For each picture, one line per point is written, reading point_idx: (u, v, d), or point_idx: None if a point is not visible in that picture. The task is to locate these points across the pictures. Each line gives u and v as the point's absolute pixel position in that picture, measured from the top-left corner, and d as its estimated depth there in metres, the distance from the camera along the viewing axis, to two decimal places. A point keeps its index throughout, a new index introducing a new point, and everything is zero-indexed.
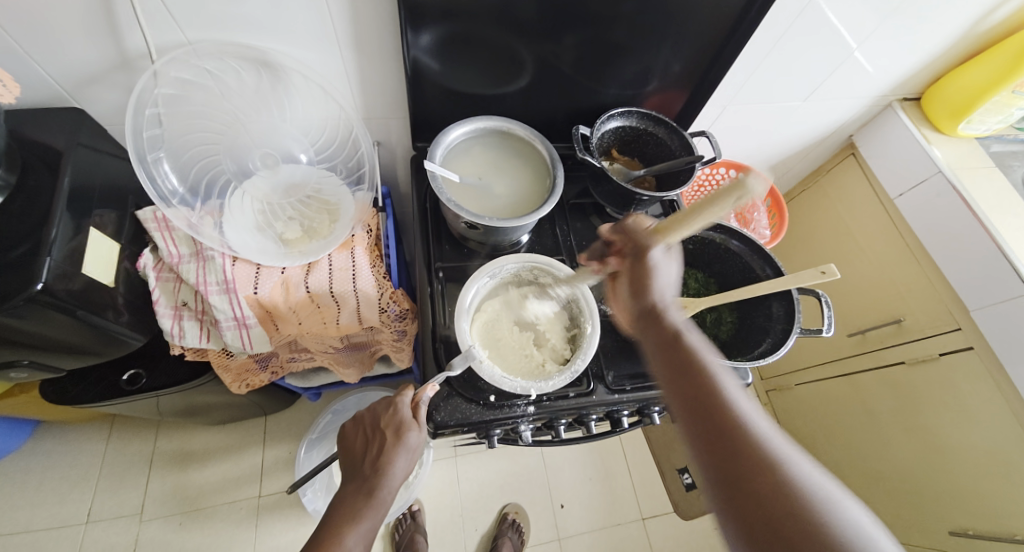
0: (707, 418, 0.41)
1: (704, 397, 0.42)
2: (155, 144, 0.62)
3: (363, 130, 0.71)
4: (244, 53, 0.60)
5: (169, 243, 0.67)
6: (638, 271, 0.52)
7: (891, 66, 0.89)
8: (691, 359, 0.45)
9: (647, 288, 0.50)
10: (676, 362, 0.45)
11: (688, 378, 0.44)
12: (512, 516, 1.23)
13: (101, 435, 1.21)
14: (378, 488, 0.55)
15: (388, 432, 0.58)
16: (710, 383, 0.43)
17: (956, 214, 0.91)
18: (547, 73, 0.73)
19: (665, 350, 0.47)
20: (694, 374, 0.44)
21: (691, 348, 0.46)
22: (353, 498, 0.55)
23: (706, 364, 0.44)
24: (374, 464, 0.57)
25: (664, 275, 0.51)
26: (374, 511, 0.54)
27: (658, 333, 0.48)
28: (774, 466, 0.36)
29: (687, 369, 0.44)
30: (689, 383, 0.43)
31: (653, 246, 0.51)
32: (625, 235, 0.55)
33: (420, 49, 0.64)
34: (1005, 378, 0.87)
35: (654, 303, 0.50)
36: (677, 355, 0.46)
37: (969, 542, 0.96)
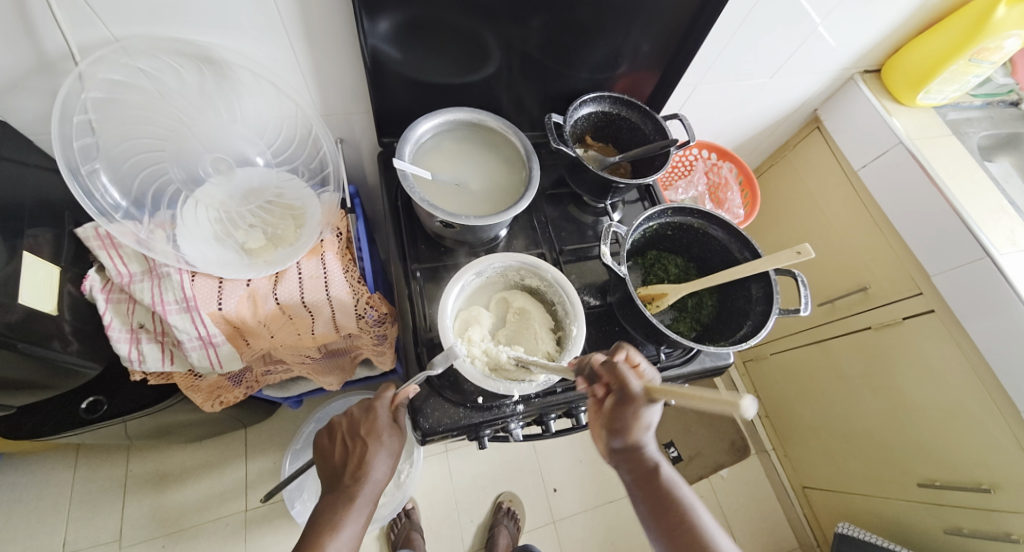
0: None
1: (684, 542, 0.46)
2: (88, 154, 0.56)
3: (323, 127, 0.67)
4: (182, 50, 0.55)
5: (117, 261, 0.62)
6: (623, 417, 0.49)
7: (852, 39, 0.89)
8: (670, 499, 0.49)
9: (630, 432, 0.49)
10: (659, 505, 0.49)
11: (666, 517, 0.48)
12: (506, 504, 1.24)
13: (67, 464, 1.14)
14: (360, 493, 0.53)
15: (367, 437, 0.56)
16: (688, 525, 0.47)
17: (918, 183, 0.94)
18: (515, 59, 0.70)
19: (644, 492, 0.50)
20: (670, 515, 0.48)
21: (671, 487, 0.49)
22: (334, 505, 0.52)
23: (686, 501, 0.49)
24: (355, 470, 0.54)
25: (646, 418, 0.49)
26: (356, 517, 0.52)
27: (637, 470, 0.51)
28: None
29: (666, 509, 0.48)
30: (675, 528, 0.47)
31: (639, 393, 0.47)
32: (613, 375, 0.48)
33: (379, 38, 0.59)
34: (964, 337, 0.92)
35: (637, 442, 0.50)
36: (657, 495, 0.49)
37: (936, 491, 1.02)
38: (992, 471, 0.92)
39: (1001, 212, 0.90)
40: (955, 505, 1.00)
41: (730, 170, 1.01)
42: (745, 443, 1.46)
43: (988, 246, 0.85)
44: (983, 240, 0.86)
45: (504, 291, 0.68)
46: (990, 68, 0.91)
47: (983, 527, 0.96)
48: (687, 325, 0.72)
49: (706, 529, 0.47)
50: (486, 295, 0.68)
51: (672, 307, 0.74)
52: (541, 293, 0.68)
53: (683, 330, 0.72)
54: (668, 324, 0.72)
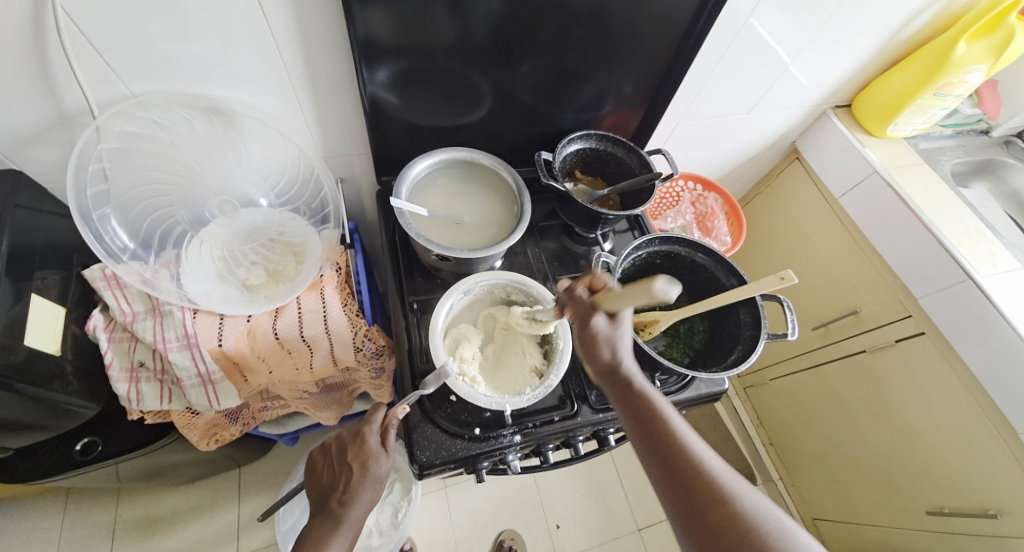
0: (668, 466, 0.46)
1: (668, 451, 0.46)
2: (100, 201, 0.59)
3: (324, 169, 0.70)
4: (194, 102, 0.59)
5: (121, 301, 0.63)
6: (585, 335, 0.52)
7: (821, 77, 0.95)
8: (653, 414, 0.49)
9: (602, 352, 0.51)
10: (641, 419, 0.49)
11: (648, 431, 0.48)
12: (508, 543, 1.20)
13: (54, 510, 1.11)
14: (347, 516, 0.53)
15: (355, 462, 0.56)
16: (673, 436, 0.47)
17: (896, 209, 0.98)
18: (505, 102, 0.74)
19: (627, 409, 0.50)
20: (653, 427, 0.48)
21: (647, 398, 0.50)
22: (320, 528, 0.52)
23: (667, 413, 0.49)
24: (342, 495, 0.54)
25: (610, 337, 0.52)
26: (342, 539, 0.52)
27: (620, 389, 0.52)
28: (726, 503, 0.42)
29: (642, 417, 0.49)
30: (650, 435, 0.48)
31: (596, 314, 0.51)
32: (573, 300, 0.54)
33: (377, 85, 0.64)
34: (956, 358, 0.93)
35: (608, 361, 0.52)
36: (640, 411, 0.49)
37: (944, 519, 1.01)
38: (998, 496, 0.91)
39: (978, 235, 0.93)
40: (964, 533, 0.98)
41: (715, 201, 1.04)
42: (749, 472, 1.44)
43: (969, 268, 0.88)
44: (963, 262, 0.88)
45: (491, 308, 0.69)
46: (954, 100, 0.97)
47: None
48: (679, 351, 0.74)
49: (687, 444, 0.47)
50: (473, 312, 0.69)
51: (664, 333, 0.75)
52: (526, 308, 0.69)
53: (676, 356, 0.73)
54: (661, 350, 0.74)
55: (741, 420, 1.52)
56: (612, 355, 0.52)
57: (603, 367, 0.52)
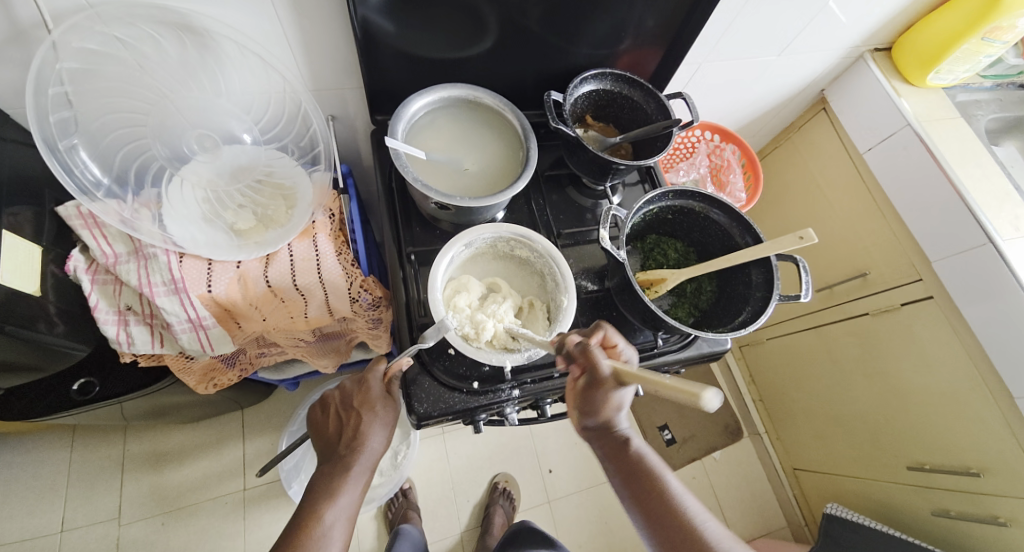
0: (664, 527, 0.45)
1: (654, 505, 0.46)
2: (66, 129, 0.54)
3: (313, 104, 0.64)
4: (161, 18, 0.52)
5: (101, 241, 0.60)
6: (593, 401, 0.45)
7: (863, 16, 0.86)
8: (641, 468, 0.48)
9: (604, 414, 0.46)
10: (629, 472, 0.48)
11: (650, 505, 0.46)
12: (502, 485, 1.25)
13: (64, 443, 1.15)
14: (356, 462, 0.53)
15: (362, 409, 0.56)
16: (659, 490, 0.47)
17: (922, 165, 0.92)
18: (512, 33, 0.67)
19: (615, 462, 0.49)
20: (653, 495, 0.47)
21: (642, 457, 0.48)
22: (329, 475, 0.52)
23: (656, 468, 0.48)
24: (350, 441, 0.54)
25: (619, 401, 0.45)
26: (353, 485, 0.52)
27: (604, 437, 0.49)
28: None
29: (638, 476, 0.47)
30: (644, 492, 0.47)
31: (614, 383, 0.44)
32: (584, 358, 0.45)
33: (370, 8, 0.56)
34: (962, 324, 0.91)
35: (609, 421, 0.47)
36: (626, 463, 0.48)
37: (925, 474, 1.04)
38: (984, 456, 0.93)
39: (1005, 197, 0.88)
40: (943, 488, 1.01)
41: (733, 152, 0.99)
42: (738, 425, 1.48)
43: (992, 232, 0.84)
44: (986, 225, 0.84)
45: (493, 262, 0.67)
46: (1003, 47, 0.88)
47: (970, 510, 0.98)
48: (685, 311, 0.71)
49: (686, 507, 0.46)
50: (475, 265, 0.67)
51: (670, 292, 0.73)
52: (530, 264, 0.66)
53: (681, 315, 0.71)
54: (666, 310, 0.71)
55: (734, 377, 1.54)
56: (611, 416, 0.47)
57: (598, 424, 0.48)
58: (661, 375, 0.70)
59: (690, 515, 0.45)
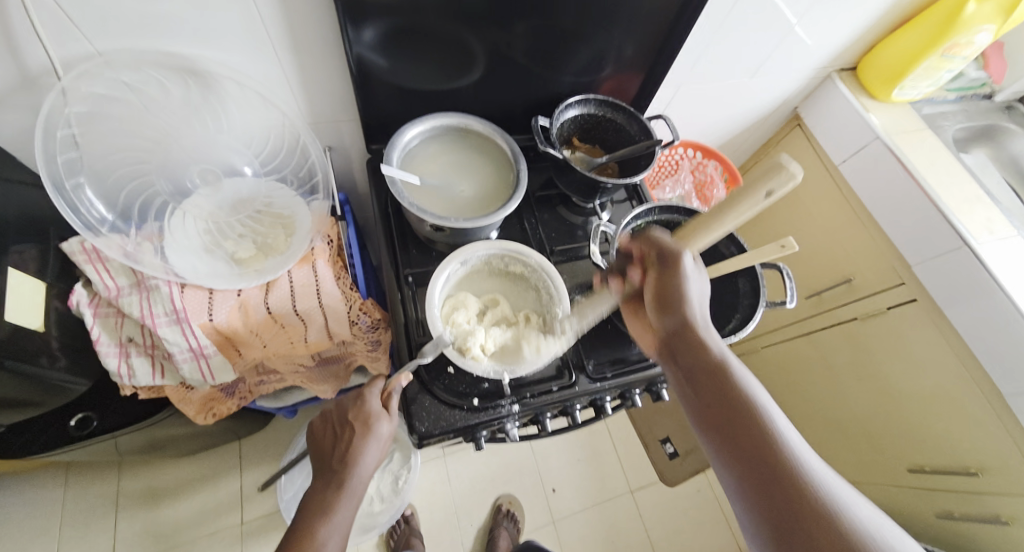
0: (742, 439, 0.42)
1: (736, 417, 0.43)
2: (73, 169, 0.56)
3: (311, 137, 0.67)
4: (167, 62, 0.55)
5: (103, 275, 0.61)
6: (665, 277, 0.52)
7: (828, 38, 0.92)
8: (733, 391, 0.45)
9: (676, 299, 0.51)
10: (712, 387, 0.46)
11: (735, 417, 0.43)
12: (506, 506, 1.24)
13: (57, 483, 1.12)
14: (350, 478, 0.53)
15: (356, 423, 0.56)
16: (748, 405, 0.43)
17: (895, 175, 0.97)
18: (499, 65, 0.70)
19: (696, 376, 0.48)
20: (737, 410, 0.43)
21: (730, 374, 0.47)
22: (323, 492, 0.52)
23: (748, 388, 0.45)
24: (343, 456, 0.54)
25: (693, 285, 0.51)
26: (347, 502, 0.52)
27: (688, 357, 0.50)
28: (808, 488, 0.37)
29: (720, 389, 0.46)
30: (727, 403, 0.44)
31: (681, 253, 0.51)
32: (648, 243, 0.55)
33: (364, 46, 0.60)
34: (946, 325, 0.94)
35: (688, 320, 0.51)
36: (714, 386, 0.46)
37: (926, 476, 1.05)
38: (980, 456, 0.94)
39: (975, 201, 0.92)
40: (946, 489, 1.02)
41: (714, 168, 1.02)
42: None
43: (966, 235, 0.87)
44: (960, 229, 0.88)
45: (491, 278, 0.69)
46: (962, 63, 0.94)
47: (973, 510, 0.98)
48: None
49: (776, 427, 0.42)
50: (473, 283, 0.69)
51: None
52: (525, 279, 0.68)
53: None
54: None
55: None
56: (689, 309, 0.51)
57: (676, 327, 0.51)
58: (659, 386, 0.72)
59: (783, 442, 0.40)
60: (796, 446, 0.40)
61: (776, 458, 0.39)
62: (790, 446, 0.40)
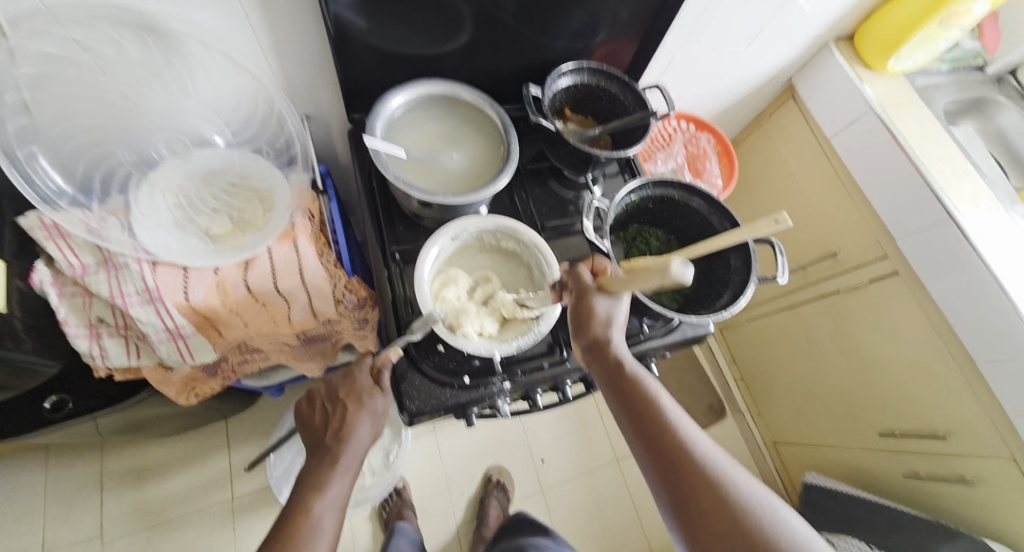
0: (655, 445, 0.46)
1: (647, 423, 0.48)
2: (25, 137, 0.51)
3: (285, 104, 0.62)
4: (122, 18, 0.50)
5: (66, 252, 0.57)
6: (582, 312, 0.53)
7: (828, 4, 0.89)
8: (652, 412, 0.48)
9: (592, 325, 0.53)
10: (626, 398, 0.50)
11: (645, 426, 0.48)
12: (496, 477, 1.26)
13: (38, 464, 1.10)
14: (344, 454, 0.52)
15: (348, 400, 0.56)
16: (654, 412, 0.48)
17: (886, 148, 0.96)
18: (489, 28, 0.66)
19: (612, 386, 0.51)
20: (648, 420, 0.48)
21: (639, 380, 0.51)
22: (317, 468, 0.51)
23: (652, 394, 0.50)
24: (336, 432, 0.54)
25: (607, 311, 0.53)
26: (342, 477, 0.51)
27: (611, 368, 0.52)
28: (707, 481, 0.42)
29: (632, 400, 0.50)
30: (638, 412, 0.49)
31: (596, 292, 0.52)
32: (572, 277, 0.55)
33: (342, 5, 0.55)
34: (927, 298, 0.96)
35: (599, 339, 0.53)
36: (636, 407, 0.49)
37: (895, 440, 1.10)
38: (949, 421, 0.98)
39: (962, 175, 0.93)
40: (912, 452, 1.08)
41: (708, 141, 1.02)
42: (721, 406, 1.53)
43: (951, 210, 0.88)
44: (945, 203, 0.88)
45: (481, 253, 0.67)
46: (958, 32, 0.92)
47: (937, 470, 1.04)
48: (669, 295, 0.71)
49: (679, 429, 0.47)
50: (463, 258, 0.67)
51: None
52: (518, 256, 0.67)
53: (666, 301, 0.71)
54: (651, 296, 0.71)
55: (716, 359, 1.59)
56: (603, 331, 0.53)
57: (594, 344, 0.53)
58: (647, 360, 0.72)
59: (686, 442, 0.46)
60: (709, 454, 0.45)
61: (683, 458, 0.44)
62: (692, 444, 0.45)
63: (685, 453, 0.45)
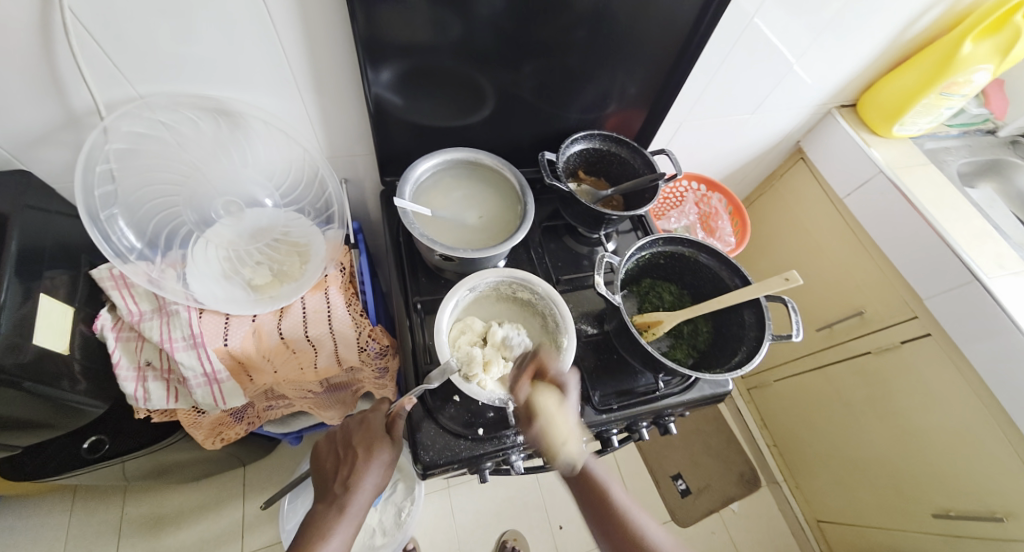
0: (611, 534, 0.59)
1: (606, 516, 0.59)
2: (108, 201, 0.60)
3: (329, 170, 0.71)
4: (201, 103, 0.59)
5: (127, 300, 0.64)
6: (526, 421, 0.59)
7: (827, 76, 0.95)
8: (610, 510, 0.59)
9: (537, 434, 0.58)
10: (589, 493, 0.61)
11: (606, 519, 0.59)
12: (511, 543, 1.20)
13: (63, 506, 1.13)
14: (350, 502, 0.54)
15: (360, 448, 0.57)
16: (608, 503, 0.60)
17: (901, 208, 0.97)
18: (508, 103, 0.74)
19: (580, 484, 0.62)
20: (608, 513, 0.59)
21: (601, 482, 0.61)
22: (324, 514, 0.53)
23: (613, 493, 0.60)
24: (345, 479, 0.55)
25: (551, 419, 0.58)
26: (345, 525, 0.53)
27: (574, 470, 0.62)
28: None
29: (594, 497, 0.60)
30: (598, 510, 0.60)
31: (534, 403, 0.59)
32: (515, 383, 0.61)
33: (382, 86, 0.64)
34: (962, 359, 0.92)
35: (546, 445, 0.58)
36: (598, 505, 0.60)
37: (950, 522, 1.00)
38: (1005, 500, 0.90)
39: (984, 235, 0.92)
40: (970, 536, 0.98)
41: (718, 201, 1.05)
42: (754, 473, 1.43)
43: (976, 269, 0.87)
44: (969, 263, 0.88)
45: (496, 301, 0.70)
46: (961, 100, 0.96)
47: None
48: (683, 351, 0.73)
49: (630, 516, 0.59)
50: (481, 306, 0.70)
51: (668, 334, 0.75)
52: (534, 306, 0.69)
53: (680, 356, 0.73)
54: (666, 351, 0.74)
55: (745, 421, 1.51)
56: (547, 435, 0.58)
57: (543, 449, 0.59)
58: (665, 419, 0.71)
59: (636, 526, 0.58)
60: (652, 533, 0.58)
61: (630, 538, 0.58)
62: (639, 525, 0.59)
63: (631, 534, 0.58)
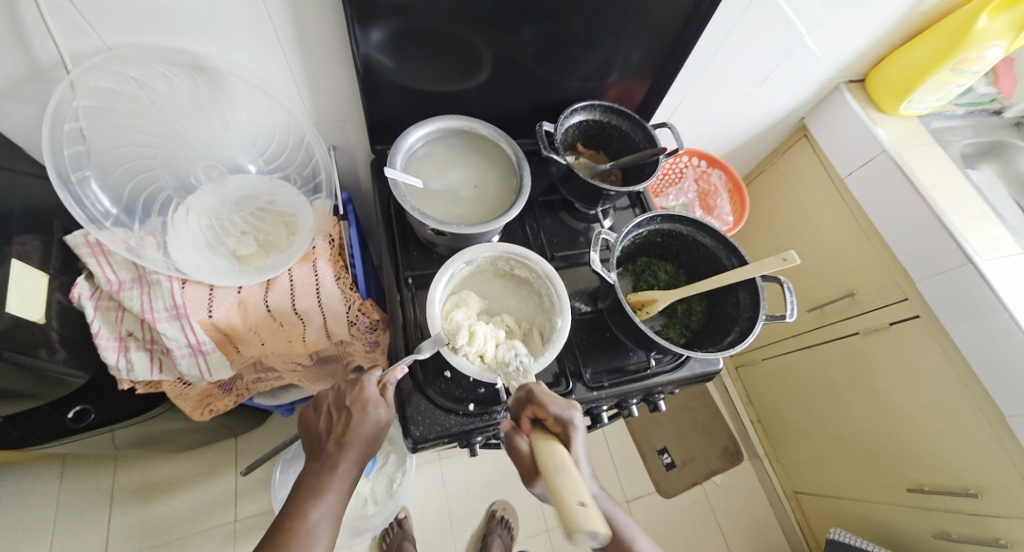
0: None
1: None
2: (78, 162, 0.56)
3: (315, 136, 0.68)
4: (176, 59, 0.55)
5: (106, 269, 0.61)
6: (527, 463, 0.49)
7: (837, 49, 0.91)
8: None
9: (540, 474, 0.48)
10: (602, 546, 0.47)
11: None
12: (500, 512, 1.23)
13: (53, 472, 1.13)
14: (344, 460, 0.53)
15: (353, 408, 0.55)
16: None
17: (901, 189, 0.96)
18: (506, 68, 0.70)
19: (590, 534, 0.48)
20: None
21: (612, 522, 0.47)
22: (317, 474, 0.52)
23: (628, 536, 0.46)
24: (339, 438, 0.54)
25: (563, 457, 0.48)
26: (339, 484, 0.52)
27: None
28: None
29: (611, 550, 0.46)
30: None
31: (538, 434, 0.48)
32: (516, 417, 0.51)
33: (372, 46, 0.60)
34: (948, 341, 0.93)
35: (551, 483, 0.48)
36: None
37: (924, 496, 1.03)
38: (978, 477, 0.93)
39: (982, 218, 0.92)
40: (942, 509, 1.01)
41: (719, 178, 1.02)
42: (738, 448, 1.47)
43: (971, 252, 0.87)
44: (965, 246, 0.87)
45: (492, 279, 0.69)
46: (971, 78, 0.93)
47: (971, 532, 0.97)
48: (677, 330, 0.73)
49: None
50: (476, 281, 0.69)
51: (662, 313, 0.74)
52: (529, 284, 0.68)
53: (673, 336, 0.72)
54: (659, 330, 0.73)
55: (733, 399, 1.54)
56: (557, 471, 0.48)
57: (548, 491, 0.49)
58: (655, 396, 0.71)
59: None
60: None
61: None
62: None
63: None
